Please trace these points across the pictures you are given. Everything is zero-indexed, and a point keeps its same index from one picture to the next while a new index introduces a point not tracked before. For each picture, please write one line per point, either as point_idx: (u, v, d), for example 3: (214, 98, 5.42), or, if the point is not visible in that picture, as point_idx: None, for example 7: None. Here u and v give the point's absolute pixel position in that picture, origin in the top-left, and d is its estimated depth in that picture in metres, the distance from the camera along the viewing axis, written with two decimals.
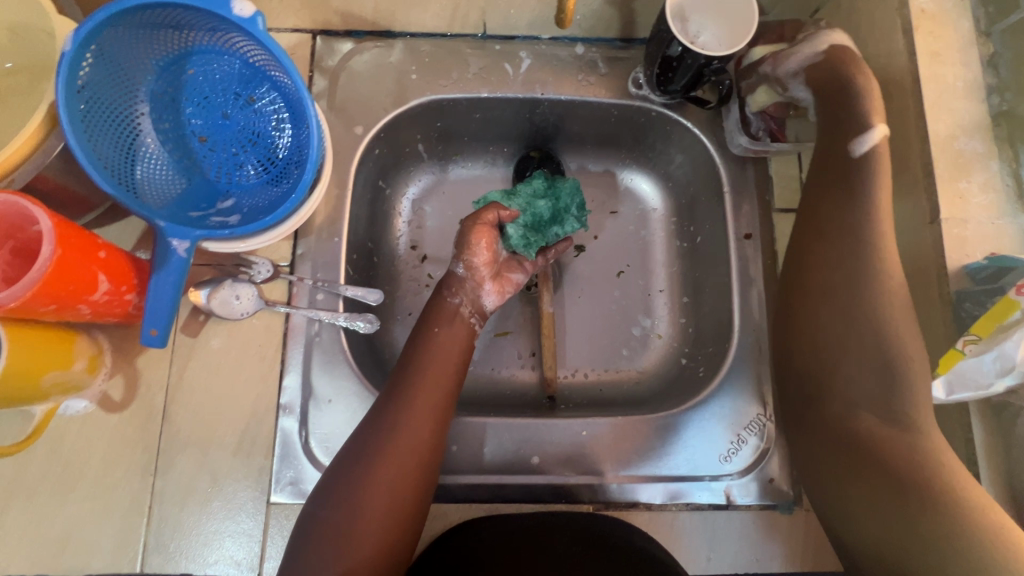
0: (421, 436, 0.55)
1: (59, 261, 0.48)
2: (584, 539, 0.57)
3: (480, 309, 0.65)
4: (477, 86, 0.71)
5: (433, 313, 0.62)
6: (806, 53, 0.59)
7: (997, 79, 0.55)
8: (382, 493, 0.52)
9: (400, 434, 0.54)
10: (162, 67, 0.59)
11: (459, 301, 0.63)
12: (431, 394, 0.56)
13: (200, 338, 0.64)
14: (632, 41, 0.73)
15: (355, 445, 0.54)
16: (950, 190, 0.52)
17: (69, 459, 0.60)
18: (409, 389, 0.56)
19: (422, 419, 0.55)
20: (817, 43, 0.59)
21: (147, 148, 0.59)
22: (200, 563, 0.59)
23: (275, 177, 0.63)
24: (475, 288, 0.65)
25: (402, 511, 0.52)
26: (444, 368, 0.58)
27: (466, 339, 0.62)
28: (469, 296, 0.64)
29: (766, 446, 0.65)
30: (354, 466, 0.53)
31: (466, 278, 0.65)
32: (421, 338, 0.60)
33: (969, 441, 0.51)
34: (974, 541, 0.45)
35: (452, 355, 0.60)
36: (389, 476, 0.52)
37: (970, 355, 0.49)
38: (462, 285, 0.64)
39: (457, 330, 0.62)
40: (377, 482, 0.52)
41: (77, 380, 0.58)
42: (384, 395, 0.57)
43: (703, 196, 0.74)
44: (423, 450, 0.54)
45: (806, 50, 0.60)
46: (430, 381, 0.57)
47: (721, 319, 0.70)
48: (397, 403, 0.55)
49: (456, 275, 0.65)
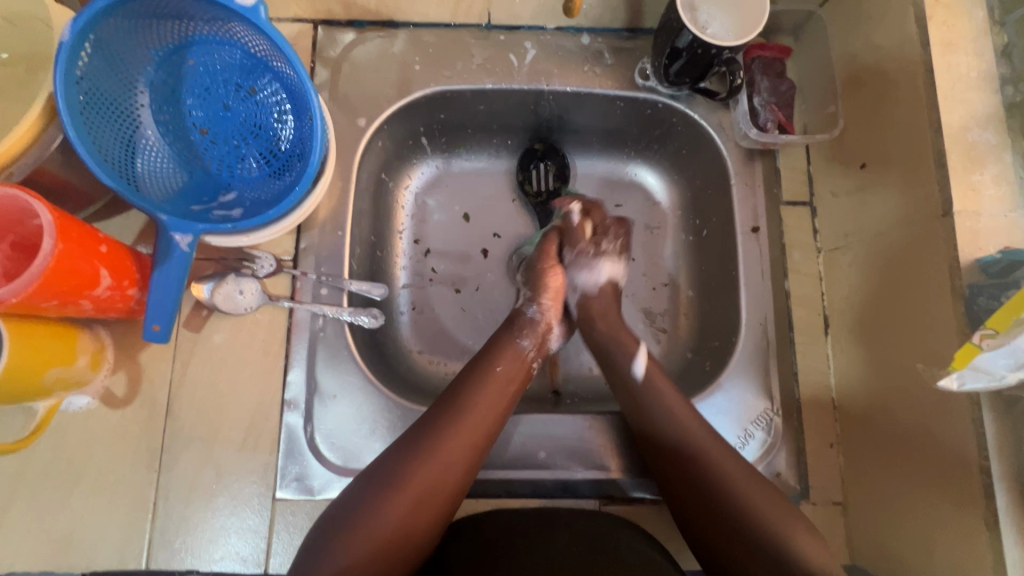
0: (455, 474, 0.53)
1: (61, 255, 0.47)
2: (587, 540, 0.54)
3: (544, 350, 0.66)
4: (481, 77, 0.70)
5: (498, 348, 0.63)
6: (587, 279, 0.68)
7: (1010, 70, 0.53)
8: (395, 526, 0.50)
9: (435, 469, 0.53)
10: (162, 58, 0.58)
11: (525, 342, 0.64)
12: (474, 433, 0.55)
13: (203, 332, 0.63)
14: (638, 31, 0.72)
15: (384, 469, 0.53)
16: (963, 182, 0.51)
17: (72, 455, 0.60)
18: (454, 422, 0.55)
19: (461, 457, 0.54)
20: (595, 276, 0.69)
21: (147, 140, 0.58)
22: (205, 559, 0.59)
23: (278, 170, 0.62)
24: (543, 328, 0.66)
25: (411, 546, 0.51)
26: (491, 410, 0.57)
27: (518, 384, 0.61)
28: (538, 338, 0.65)
29: (773, 440, 0.64)
30: (381, 490, 0.51)
31: (538, 320, 0.66)
32: (475, 372, 0.60)
33: (980, 434, 0.48)
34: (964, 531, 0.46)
35: (502, 396, 0.59)
36: (407, 509, 0.51)
37: (987, 350, 0.45)
38: (533, 327, 0.65)
39: (514, 372, 0.61)
40: (400, 511, 0.50)
41: (80, 376, 0.58)
42: (426, 422, 0.56)
43: (709, 189, 0.74)
44: (447, 490, 0.53)
45: (595, 275, 0.68)
46: (477, 420, 0.56)
47: (727, 313, 0.70)
48: (434, 435, 0.54)
49: (527, 315, 0.66)
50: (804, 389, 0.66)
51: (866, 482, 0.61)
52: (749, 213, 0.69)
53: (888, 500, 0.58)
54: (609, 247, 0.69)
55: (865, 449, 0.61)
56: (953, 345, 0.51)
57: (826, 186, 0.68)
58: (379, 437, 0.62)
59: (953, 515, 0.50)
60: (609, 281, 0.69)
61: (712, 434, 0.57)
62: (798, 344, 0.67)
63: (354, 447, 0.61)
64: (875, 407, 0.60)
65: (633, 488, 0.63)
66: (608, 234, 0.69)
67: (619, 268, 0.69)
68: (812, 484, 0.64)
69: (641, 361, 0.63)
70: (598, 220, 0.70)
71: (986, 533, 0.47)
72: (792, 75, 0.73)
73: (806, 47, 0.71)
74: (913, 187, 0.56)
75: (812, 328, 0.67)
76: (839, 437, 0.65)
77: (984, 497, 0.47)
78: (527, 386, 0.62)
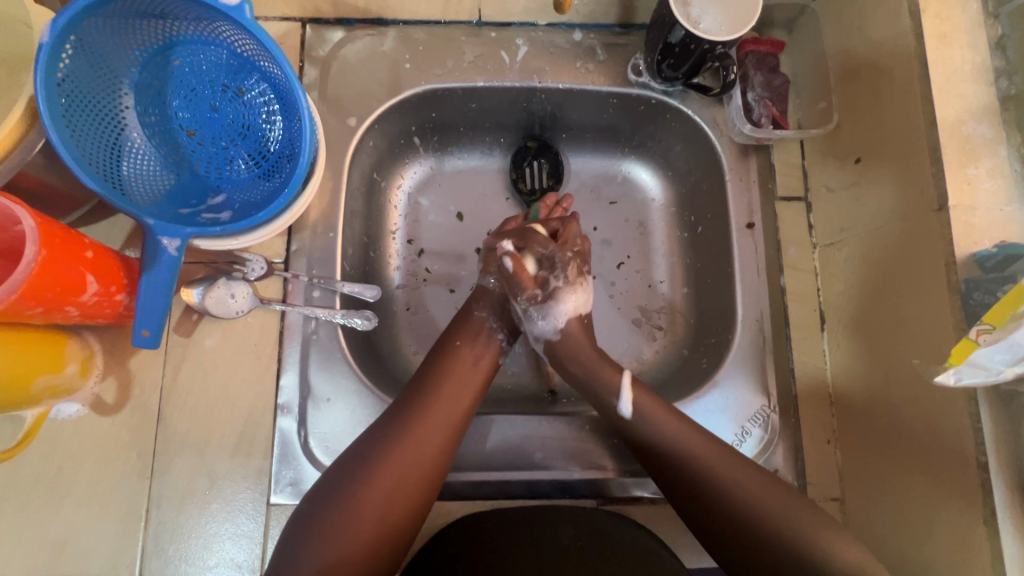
0: (428, 454, 0.53)
1: (44, 262, 0.46)
2: (589, 534, 0.54)
3: (509, 325, 0.66)
4: (472, 75, 0.69)
5: (459, 326, 0.64)
6: (547, 325, 0.64)
7: (1005, 61, 0.53)
8: (374, 514, 0.50)
9: (407, 451, 0.52)
10: (146, 58, 0.57)
11: (485, 315, 0.65)
12: (445, 412, 0.55)
13: (194, 337, 0.62)
14: (630, 27, 0.72)
15: (357, 455, 0.52)
16: (959, 176, 0.51)
17: (62, 464, 0.59)
18: (423, 403, 0.55)
19: (433, 439, 0.54)
20: (555, 317, 0.64)
21: (132, 143, 0.57)
22: (200, 566, 0.58)
23: (266, 171, 0.61)
24: (505, 301, 0.67)
25: (391, 533, 0.50)
26: (460, 387, 0.58)
27: (486, 359, 0.61)
28: (498, 311, 0.66)
29: (770, 437, 0.64)
30: (354, 476, 0.51)
31: (495, 290, 0.67)
32: (440, 352, 0.61)
33: (978, 430, 0.47)
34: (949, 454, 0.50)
35: (471, 373, 0.59)
36: (386, 495, 0.51)
37: (983, 345, 0.45)
38: (490, 298, 0.66)
39: (480, 350, 0.62)
40: (376, 497, 0.50)
41: (68, 383, 0.57)
42: (399, 407, 0.56)
43: (704, 184, 0.73)
44: (427, 475, 0.53)
45: (557, 318, 0.64)
46: (445, 398, 0.56)
47: (723, 310, 0.69)
48: (413, 418, 0.54)
49: (486, 288, 0.67)
50: (800, 384, 0.66)
51: (863, 477, 0.60)
52: (744, 209, 0.69)
53: (885, 496, 0.58)
54: (560, 283, 0.64)
55: (862, 445, 0.61)
56: (948, 339, 0.51)
57: (822, 180, 0.68)
58: None
59: (950, 508, 0.50)
60: (573, 317, 0.64)
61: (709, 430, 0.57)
62: (794, 340, 0.67)
63: None
64: (872, 402, 0.59)
65: (631, 487, 0.63)
66: (558, 269, 0.65)
67: (580, 297, 0.65)
68: (810, 479, 0.64)
69: (627, 398, 0.59)
70: (540, 253, 0.65)
71: (984, 529, 0.47)
72: (786, 69, 0.73)
73: (800, 41, 0.71)
74: (907, 181, 0.56)
75: (808, 324, 0.67)
76: (836, 432, 0.65)
77: (982, 492, 0.47)
78: (495, 358, 0.62)
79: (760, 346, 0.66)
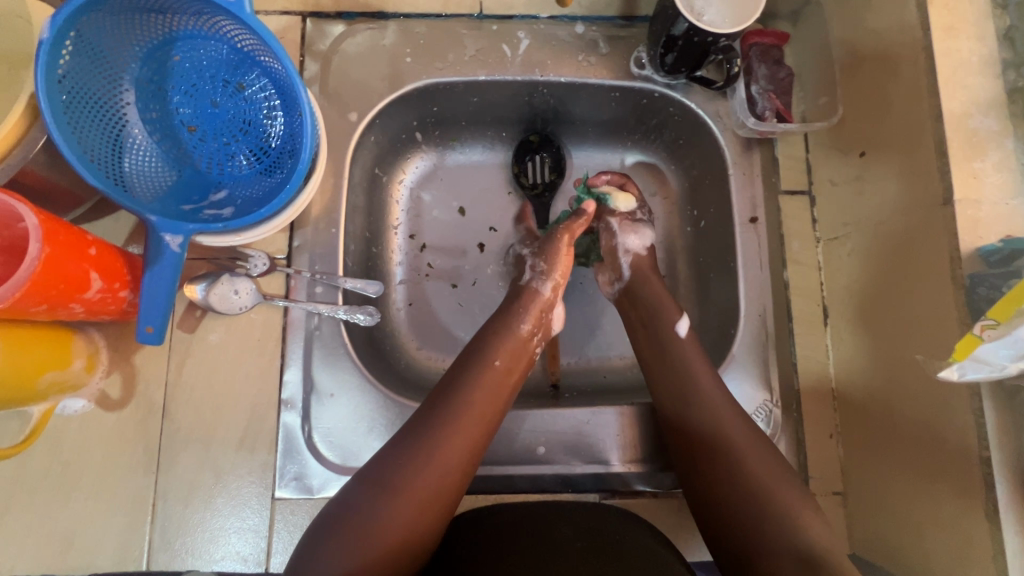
0: (458, 463, 0.53)
1: (47, 259, 0.47)
2: (588, 536, 0.53)
3: (547, 333, 0.66)
4: (474, 68, 0.68)
5: (496, 334, 0.61)
6: (636, 240, 0.70)
7: (1013, 53, 0.52)
8: (406, 520, 0.49)
9: (439, 465, 0.52)
10: (146, 54, 0.57)
11: (530, 324, 0.63)
12: (478, 419, 0.55)
13: (197, 333, 0.63)
14: (633, 19, 0.71)
15: (385, 461, 0.52)
16: (964, 170, 0.50)
17: (68, 458, 0.60)
18: (457, 409, 0.55)
19: (464, 447, 0.53)
20: (643, 238, 0.70)
21: (134, 139, 0.57)
22: (206, 559, 0.59)
23: (268, 167, 0.61)
24: (548, 311, 0.65)
25: (419, 544, 0.50)
26: (492, 399, 0.56)
27: (518, 376, 0.60)
28: (538, 321, 0.64)
29: (772, 431, 0.64)
30: (384, 485, 0.50)
31: (547, 297, 0.65)
32: (476, 366, 0.58)
33: (981, 424, 0.47)
34: (954, 449, 0.50)
35: (504, 392, 0.58)
36: (417, 501, 0.50)
37: (988, 340, 0.45)
38: (535, 308, 0.64)
39: (514, 358, 0.60)
40: (405, 515, 0.49)
41: (74, 379, 0.57)
42: (430, 412, 0.55)
43: (708, 178, 0.73)
44: (456, 481, 0.53)
45: (641, 237, 0.70)
46: (478, 410, 0.55)
47: (726, 304, 0.69)
48: (445, 423, 0.54)
49: (538, 292, 0.65)
50: (802, 378, 0.66)
51: (865, 474, 0.61)
52: (747, 203, 0.68)
53: (888, 491, 0.57)
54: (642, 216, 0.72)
55: (865, 440, 0.61)
56: (953, 335, 0.50)
57: (825, 174, 0.68)
58: (377, 436, 0.61)
59: (953, 503, 0.50)
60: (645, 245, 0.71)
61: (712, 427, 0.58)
62: (796, 335, 0.67)
63: (352, 445, 0.61)
64: (876, 398, 0.59)
65: (635, 482, 0.63)
66: (642, 209, 0.72)
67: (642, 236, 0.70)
68: (811, 474, 0.64)
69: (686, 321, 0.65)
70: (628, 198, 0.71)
71: (987, 525, 0.47)
72: (790, 61, 0.72)
73: (804, 33, 0.70)
74: (912, 174, 0.55)
75: (811, 319, 0.67)
76: (838, 427, 0.65)
77: (984, 487, 0.47)
78: (527, 375, 0.61)
79: (763, 341, 0.66)
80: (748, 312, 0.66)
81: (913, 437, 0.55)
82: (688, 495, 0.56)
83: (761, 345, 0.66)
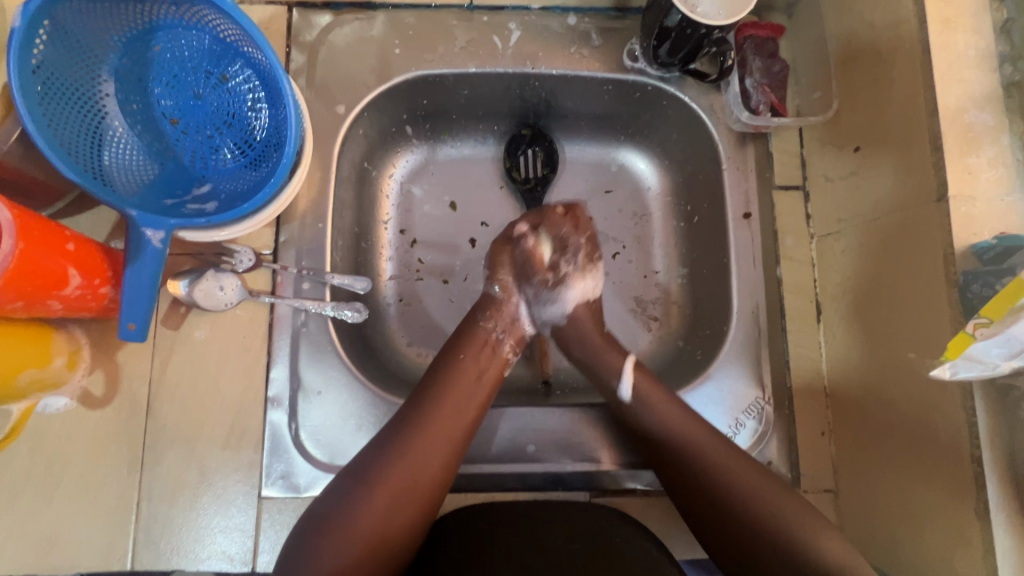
0: (431, 466, 0.52)
1: (22, 254, 0.45)
2: (581, 537, 0.52)
3: (517, 337, 0.64)
4: (464, 60, 0.67)
5: (464, 338, 0.61)
6: (555, 310, 0.64)
7: (1010, 46, 0.51)
8: (377, 523, 0.49)
9: (410, 468, 0.51)
10: (125, 44, 0.56)
11: (492, 326, 0.62)
12: (450, 422, 0.54)
13: (182, 329, 0.62)
14: (626, 10, 0.70)
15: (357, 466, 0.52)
16: (959, 165, 0.50)
17: (51, 457, 0.59)
18: (428, 412, 0.54)
19: (437, 450, 0.53)
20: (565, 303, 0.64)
21: (114, 132, 0.56)
22: (192, 559, 0.58)
23: (252, 161, 0.60)
24: (514, 314, 0.64)
25: (393, 549, 0.49)
26: (464, 401, 0.56)
27: (491, 378, 0.59)
28: (506, 322, 0.63)
29: (764, 429, 0.64)
30: (355, 490, 0.50)
31: (503, 300, 0.63)
32: (444, 365, 0.58)
33: (972, 424, 0.47)
34: (945, 448, 0.50)
35: (476, 386, 0.57)
36: (388, 504, 0.49)
37: (980, 339, 0.44)
38: (499, 309, 0.63)
39: (486, 361, 0.60)
40: (380, 512, 0.49)
41: (55, 377, 0.56)
42: (401, 416, 0.54)
43: (701, 172, 0.72)
44: (430, 484, 0.52)
45: (564, 303, 0.64)
46: (450, 412, 0.55)
47: (718, 301, 0.69)
48: (416, 427, 0.53)
49: (492, 297, 0.64)
50: (795, 376, 0.65)
51: (857, 472, 0.60)
52: (741, 198, 0.68)
53: (880, 490, 0.57)
54: (570, 269, 0.63)
55: (856, 438, 0.60)
56: (945, 333, 0.50)
57: (819, 169, 0.67)
58: (365, 434, 0.60)
59: (943, 503, 0.50)
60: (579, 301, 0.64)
61: (703, 425, 0.57)
62: (789, 332, 0.66)
63: (340, 444, 0.60)
64: (868, 395, 0.59)
65: (625, 479, 0.63)
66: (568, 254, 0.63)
67: (586, 283, 0.64)
68: (803, 472, 0.63)
69: (627, 381, 0.60)
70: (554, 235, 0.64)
71: (978, 524, 0.46)
72: (785, 54, 0.71)
73: (800, 26, 0.69)
74: (907, 170, 0.54)
75: (803, 316, 0.66)
76: (830, 424, 0.64)
77: (975, 486, 0.47)
78: (501, 377, 0.60)
79: (755, 338, 0.65)
80: (740, 309, 0.66)
81: (905, 435, 0.54)
82: (673, 498, 0.57)
83: (753, 342, 0.65)
